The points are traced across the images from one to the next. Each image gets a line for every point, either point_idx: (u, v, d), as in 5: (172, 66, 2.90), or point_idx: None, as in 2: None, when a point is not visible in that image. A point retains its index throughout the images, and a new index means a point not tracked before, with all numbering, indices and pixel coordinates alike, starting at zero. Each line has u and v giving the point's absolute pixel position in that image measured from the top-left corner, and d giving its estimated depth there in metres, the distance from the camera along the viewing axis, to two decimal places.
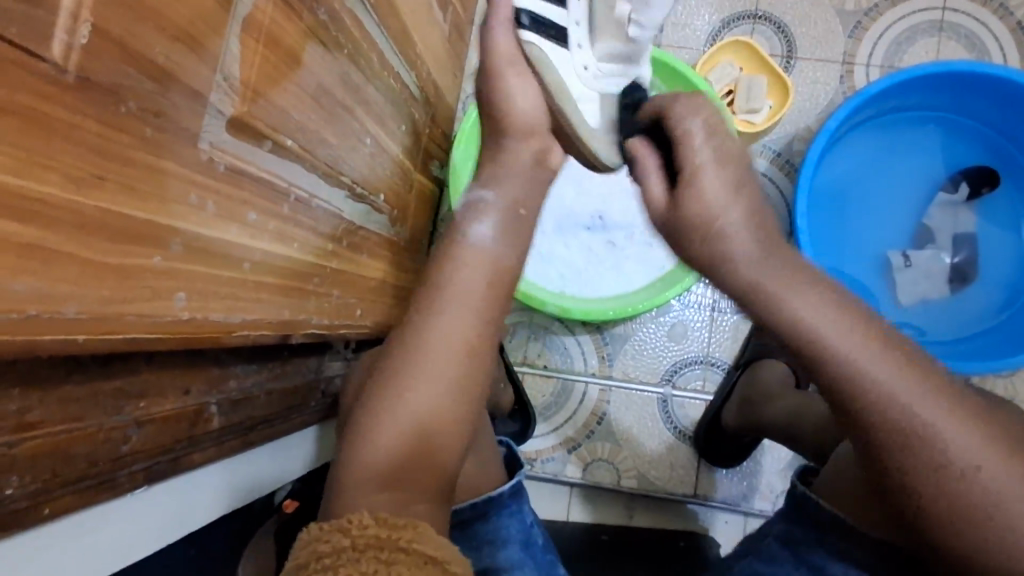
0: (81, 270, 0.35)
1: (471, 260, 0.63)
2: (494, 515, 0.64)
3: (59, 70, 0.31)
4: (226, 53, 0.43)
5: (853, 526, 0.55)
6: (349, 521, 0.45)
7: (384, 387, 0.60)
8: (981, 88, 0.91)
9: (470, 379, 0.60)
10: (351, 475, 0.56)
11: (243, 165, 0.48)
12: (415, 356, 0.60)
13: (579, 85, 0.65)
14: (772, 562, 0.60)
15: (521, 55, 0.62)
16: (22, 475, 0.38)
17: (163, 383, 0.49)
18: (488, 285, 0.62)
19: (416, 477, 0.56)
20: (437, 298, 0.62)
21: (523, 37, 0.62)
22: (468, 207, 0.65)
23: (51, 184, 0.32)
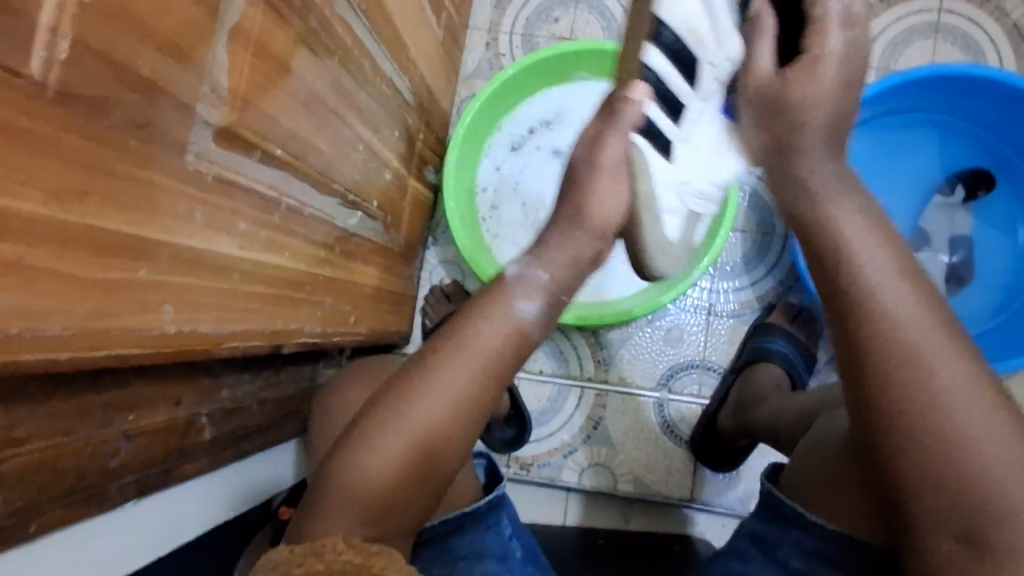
0: (65, 285, 0.34)
1: (499, 321, 0.59)
2: (470, 529, 0.62)
3: (41, 84, 0.30)
4: (214, 63, 0.43)
5: (833, 521, 0.54)
6: (321, 547, 0.45)
7: (383, 414, 0.55)
8: (979, 91, 0.91)
9: (456, 425, 0.56)
10: (340, 491, 0.54)
11: (232, 175, 0.48)
12: (414, 390, 0.56)
13: (670, 195, 0.65)
14: (744, 559, 0.60)
15: (626, 164, 0.60)
16: (9, 492, 0.37)
17: (154, 395, 0.49)
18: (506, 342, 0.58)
19: (389, 507, 0.54)
20: (461, 347, 0.57)
21: (635, 141, 0.59)
22: (519, 280, 0.61)
23: (32, 199, 0.31)
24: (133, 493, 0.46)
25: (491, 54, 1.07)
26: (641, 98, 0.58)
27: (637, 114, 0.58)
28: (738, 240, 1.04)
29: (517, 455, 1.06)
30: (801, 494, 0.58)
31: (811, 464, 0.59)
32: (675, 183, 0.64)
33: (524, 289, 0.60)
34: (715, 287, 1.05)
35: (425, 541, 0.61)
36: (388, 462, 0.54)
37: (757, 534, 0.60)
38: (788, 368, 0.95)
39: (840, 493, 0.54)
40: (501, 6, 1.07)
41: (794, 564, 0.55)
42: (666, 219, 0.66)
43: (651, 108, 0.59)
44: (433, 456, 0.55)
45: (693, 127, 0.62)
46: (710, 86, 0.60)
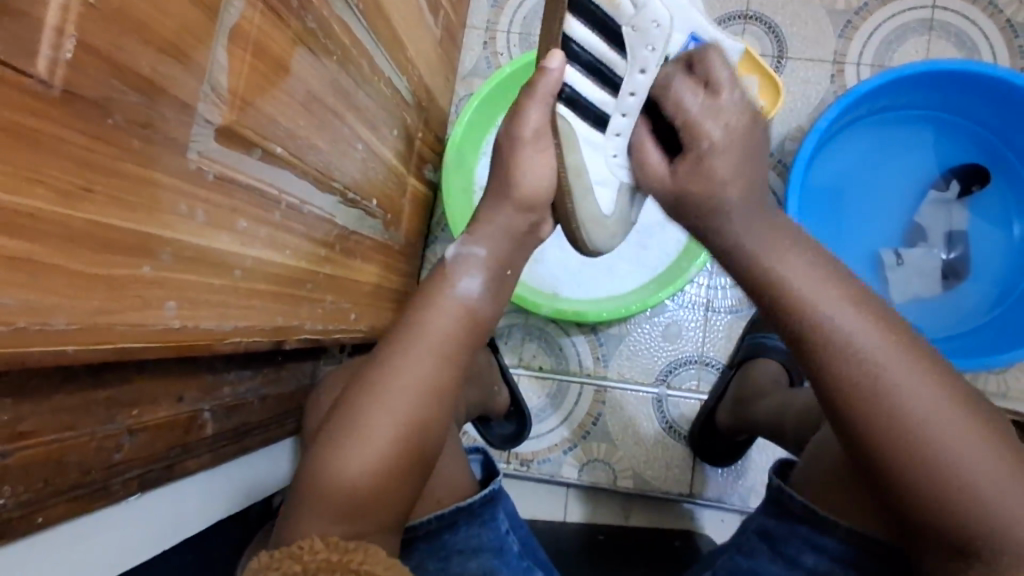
0: (70, 281, 0.35)
1: (447, 308, 0.60)
2: (465, 525, 0.63)
3: (44, 84, 0.31)
4: (213, 63, 0.44)
5: (844, 518, 0.54)
6: (298, 549, 0.45)
7: (349, 412, 0.57)
8: (973, 87, 0.92)
9: (427, 415, 0.57)
10: (326, 485, 0.54)
11: (233, 173, 0.49)
12: (381, 387, 0.57)
13: (601, 167, 0.65)
14: (752, 555, 0.60)
15: (552, 131, 0.61)
16: (14, 485, 0.38)
17: (156, 391, 0.49)
18: (460, 325, 0.60)
19: (376, 505, 0.55)
20: (411, 337, 0.59)
21: (560, 112, 0.61)
22: (458, 259, 0.63)
23: (37, 197, 0.32)
24: (136, 486, 0.47)
25: (488, 53, 1.08)
26: (557, 64, 0.58)
27: (554, 82, 0.58)
28: None
29: (517, 452, 1.07)
30: (803, 485, 0.58)
31: (816, 459, 0.59)
32: (605, 152, 0.64)
33: (463, 269, 0.62)
34: (713, 283, 1.06)
35: (416, 537, 0.62)
36: (368, 459, 0.54)
37: (767, 531, 0.59)
38: (786, 364, 0.95)
39: (849, 488, 0.54)
40: (498, 6, 1.08)
41: (806, 560, 0.56)
42: (600, 191, 0.65)
43: (572, 75, 0.59)
44: (415, 449, 0.56)
45: (633, 100, 0.61)
46: (643, 55, 0.58)
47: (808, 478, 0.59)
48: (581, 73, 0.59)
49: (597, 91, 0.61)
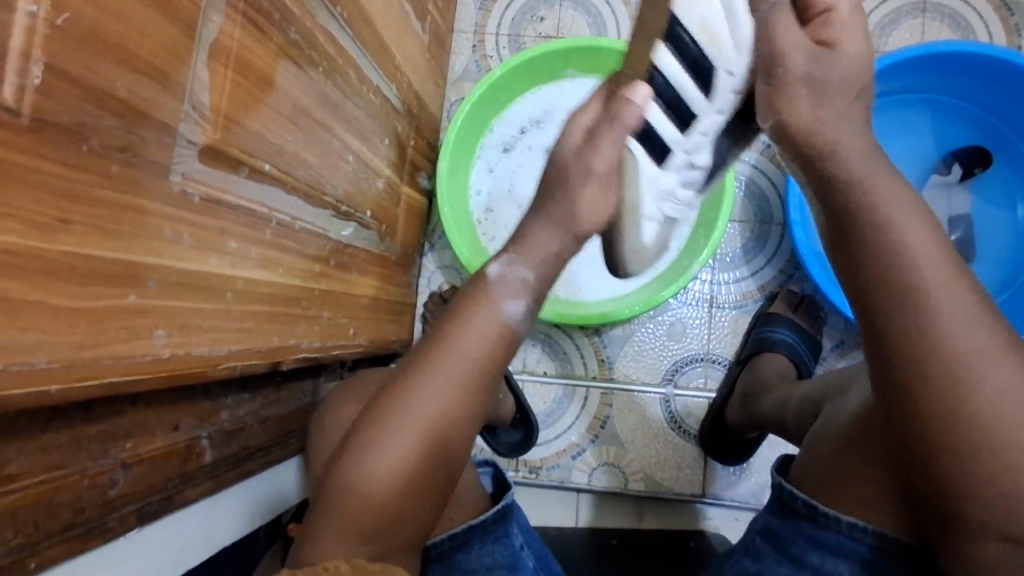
0: (50, 317, 0.34)
1: (485, 328, 0.56)
2: (478, 542, 0.61)
3: (12, 112, 0.29)
4: (194, 81, 0.42)
5: (850, 512, 0.52)
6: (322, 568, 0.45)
7: (372, 431, 0.54)
8: (973, 68, 0.90)
9: (454, 430, 0.55)
10: (344, 501, 0.53)
11: (220, 194, 0.47)
12: (405, 399, 0.54)
13: (651, 201, 0.59)
14: (758, 558, 0.59)
15: (617, 170, 0.56)
16: (2, 531, 0.36)
17: (150, 422, 0.48)
18: (496, 337, 0.56)
19: (397, 520, 0.54)
20: (448, 359, 0.55)
21: (630, 145, 0.55)
22: (501, 279, 0.58)
23: (11, 231, 0.30)
24: (134, 521, 0.46)
25: (477, 56, 1.06)
26: (642, 100, 0.53)
27: (636, 119, 0.53)
28: (736, 231, 1.04)
29: (525, 459, 1.05)
30: (805, 482, 0.57)
31: (816, 451, 0.57)
32: (660, 189, 0.58)
33: (510, 289, 0.58)
34: (716, 279, 1.04)
35: (432, 557, 0.61)
36: (390, 478, 0.53)
37: (771, 529, 0.58)
38: (794, 357, 0.94)
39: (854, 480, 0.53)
40: (485, 8, 1.06)
41: (812, 560, 0.54)
42: (644, 227, 0.61)
43: (655, 119, 0.54)
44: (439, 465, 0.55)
45: (702, 139, 0.56)
46: (727, 98, 0.53)
47: (816, 469, 0.56)
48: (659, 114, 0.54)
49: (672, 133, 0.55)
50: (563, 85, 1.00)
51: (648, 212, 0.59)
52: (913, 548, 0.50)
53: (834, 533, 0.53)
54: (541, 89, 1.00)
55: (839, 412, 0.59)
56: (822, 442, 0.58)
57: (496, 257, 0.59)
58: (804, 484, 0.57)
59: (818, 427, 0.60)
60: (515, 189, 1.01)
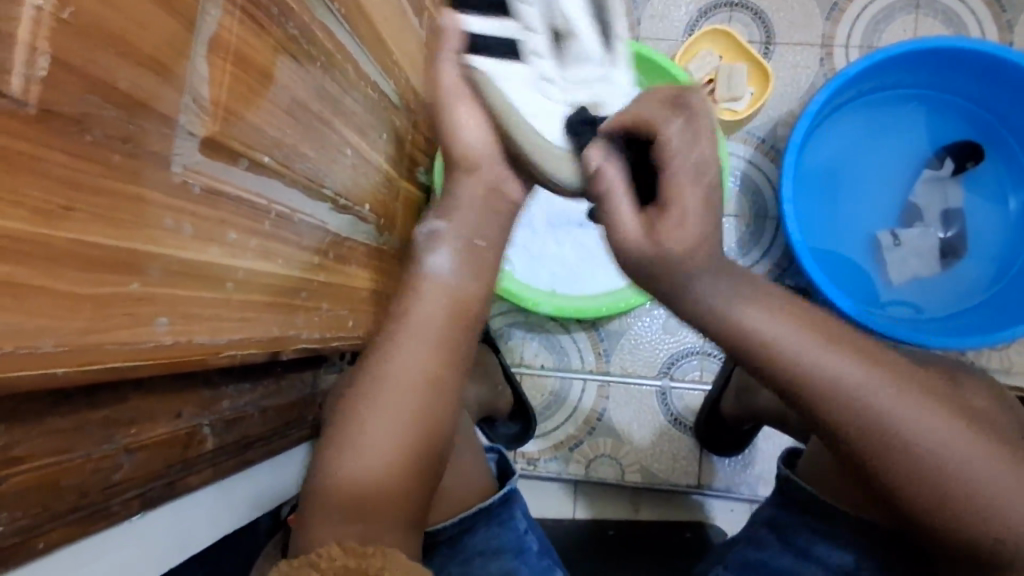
0: (55, 302, 0.35)
1: (429, 295, 0.58)
2: (483, 525, 0.63)
3: (20, 102, 0.31)
4: (194, 74, 0.43)
5: None
6: (317, 557, 0.46)
7: (347, 411, 0.56)
8: (963, 63, 0.91)
9: (432, 408, 0.57)
10: (336, 488, 0.54)
11: (220, 184, 0.48)
12: (382, 380, 0.56)
13: (526, 98, 0.60)
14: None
15: (468, 83, 0.61)
16: (11, 511, 0.37)
17: (153, 409, 0.49)
18: (451, 307, 0.59)
19: (389, 505, 0.55)
20: (398, 329, 0.58)
21: (472, 63, 0.60)
22: (428, 238, 0.62)
23: (18, 218, 0.31)
24: (137, 505, 0.47)
25: None
26: (456, 19, 0.60)
27: (456, 34, 0.60)
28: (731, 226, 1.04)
29: (523, 451, 1.06)
30: None
31: (812, 446, 0.59)
32: (533, 85, 0.61)
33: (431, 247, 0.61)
34: None
35: (439, 542, 0.61)
36: (364, 454, 0.54)
37: None
38: None
39: None
40: None
41: None
42: (540, 125, 0.61)
43: (478, 27, 0.59)
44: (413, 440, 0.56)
45: (531, 12, 0.58)
46: None
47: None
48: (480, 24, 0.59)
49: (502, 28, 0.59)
50: None
51: (534, 112, 0.61)
52: (877, 534, 0.53)
53: None
54: None
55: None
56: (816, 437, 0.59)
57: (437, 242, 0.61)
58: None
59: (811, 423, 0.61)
60: None
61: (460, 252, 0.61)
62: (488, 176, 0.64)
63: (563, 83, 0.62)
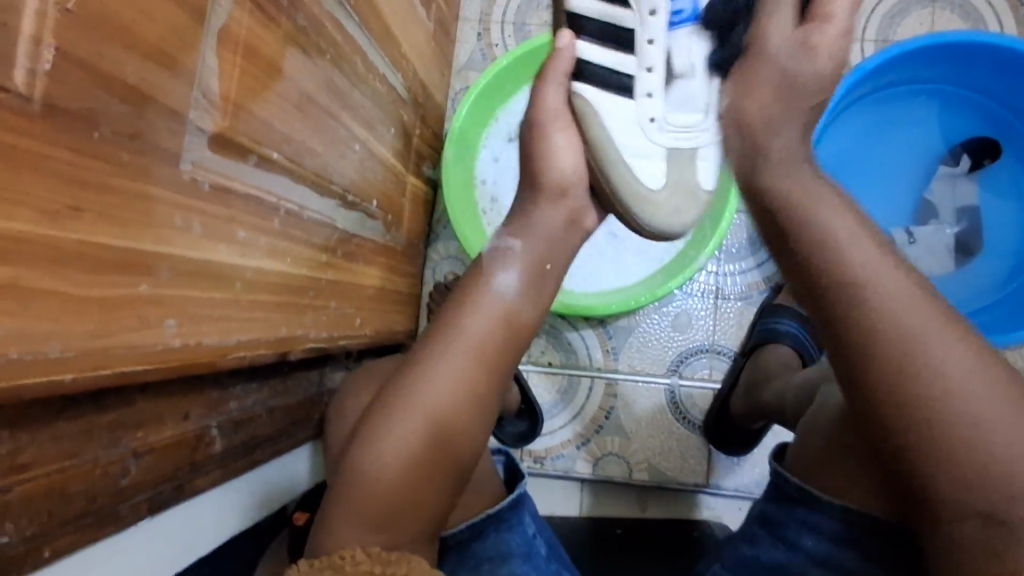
0: (63, 305, 0.33)
1: (487, 310, 0.58)
2: (494, 531, 0.62)
3: (24, 98, 0.29)
4: (203, 67, 0.42)
5: (838, 495, 0.53)
6: (338, 559, 0.46)
7: (383, 420, 0.54)
8: (982, 57, 0.89)
9: (466, 421, 0.55)
10: (356, 494, 0.53)
11: (229, 181, 0.47)
12: (419, 387, 0.55)
13: (632, 134, 0.61)
14: (754, 543, 0.59)
15: (569, 110, 0.61)
16: (17, 520, 0.36)
17: (161, 411, 0.48)
18: (503, 321, 0.58)
19: (407, 515, 0.53)
20: (453, 342, 0.56)
21: (577, 90, 0.60)
22: (494, 254, 0.61)
23: (24, 219, 0.30)
24: (146, 510, 0.46)
25: (482, 45, 1.05)
26: (566, 42, 0.59)
27: (566, 60, 0.59)
28: (742, 223, 1.03)
29: (529, 449, 1.05)
30: (800, 468, 0.57)
31: (808, 440, 0.58)
32: (640, 120, 0.60)
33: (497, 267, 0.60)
34: (722, 270, 1.04)
35: (450, 546, 0.60)
36: (399, 466, 0.53)
37: (765, 515, 0.58)
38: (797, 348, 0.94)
39: (849, 465, 0.52)
40: None
41: (804, 543, 0.54)
42: (637, 164, 0.61)
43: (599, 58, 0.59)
44: (451, 455, 0.55)
45: (652, 49, 0.58)
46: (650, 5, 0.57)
47: (813, 453, 0.56)
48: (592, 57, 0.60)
49: (608, 57, 0.59)
50: None
51: (632, 150, 0.61)
52: (887, 527, 0.50)
53: (823, 514, 0.53)
54: None
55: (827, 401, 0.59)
56: (815, 431, 0.58)
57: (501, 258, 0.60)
58: (801, 469, 0.56)
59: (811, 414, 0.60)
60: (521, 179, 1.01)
61: (528, 274, 0.60)
62: (574, 203, 0.62)
63: (666, 125, 0.60)
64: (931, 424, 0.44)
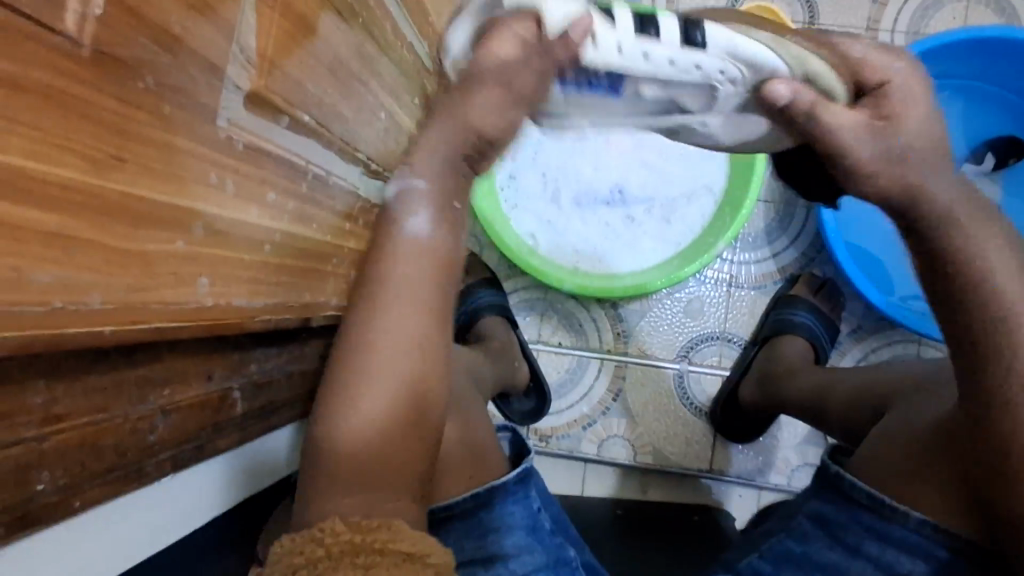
0: (104, 257, 0.33)
1: (407, 253, 0.53)
2: (498, 502, 0.61)
3: (74, 42, 0.28)
4: (242, 23, 0.41)
5: (920, 509, 0.53)
6: (320, 531, 0.46)
7: (345, 366, 0.53)
8: (1015, 54, 0.88)
9: (426, 371, 0.53)
10: (331, 458, 0.51)
11: (262, 142, 0.46)
12: (379, 340, 0.52)
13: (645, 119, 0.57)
14: (804, 539, 0.59)
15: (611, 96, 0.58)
16: (52, 469, 0.36)
17: (187, 369, 0.48)
18: (425, 248, 0.54)
19: (392, 475, 0.52)
20: (378, 293, 0.53)
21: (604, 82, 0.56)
22: (398, 199, 0.54)
23: (71, 166, 0.30)
24: (169, 467, 0.46)
25: None
26: None
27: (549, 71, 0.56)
28: (760, 212, 1.02)
29: (536, 428, 1.06)
30: (875, 474, 0.56)
31: (886, 448, 0.57)
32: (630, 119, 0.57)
33: (415, 205, 0.54)
34: (737, 259, 1.03)
35: (452, 515, 0.60)
36: (364, 421, 0.51)
37: (823, 516, 0.59)
38: (813, 342, 0.95)
39: (932, 484, 0.53)
40: None
41: (869, 549, 0.55)
42: None
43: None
44: (416, 405, 0.53)
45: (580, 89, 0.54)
46: None
47: (883, 464, 0.56)
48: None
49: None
50: None
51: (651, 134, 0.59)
52: (977, 546, 0.51)
53: (897, 524, 0.54)
54: None
55: (913, 415, 0.58)
56: (891, 442, 0.57)
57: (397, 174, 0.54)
58: (871, 478, 0.56)
59: (888, 424, 0.60)
60: (540, 157, 1.00)
61: (440, 208, 0.55)
62: None
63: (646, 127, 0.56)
64: None
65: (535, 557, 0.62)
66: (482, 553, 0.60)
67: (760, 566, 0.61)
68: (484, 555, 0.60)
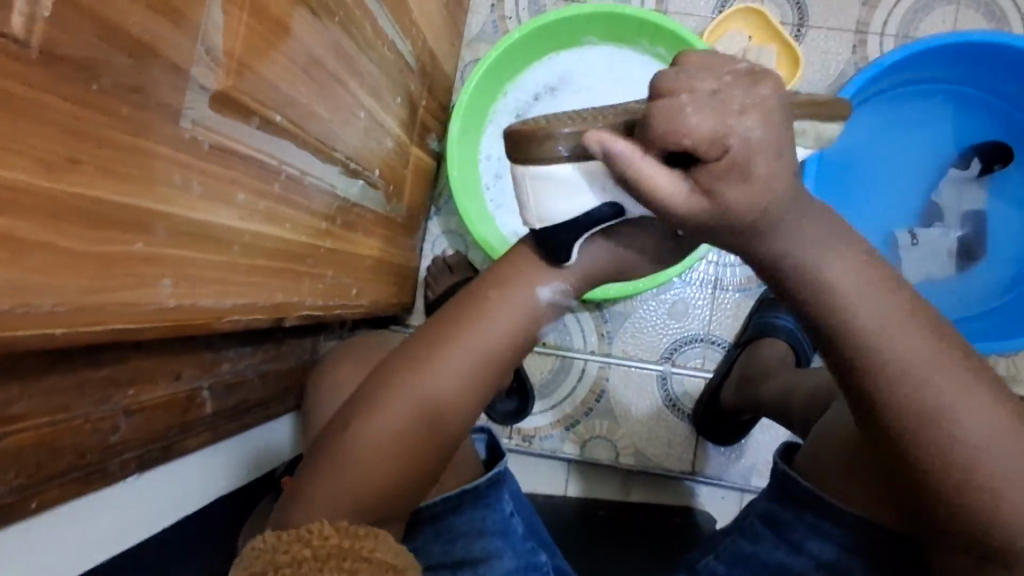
0: (58, 260, 0.33)
1: (505, 306, 0.58)
2: (469, 508, 0.62)
3: (22, 44, 0.28)
4: (208, 23, 0.41)
5: (854, 505, 0.53)
6: (306, 532, 0.46)
7: (394, 370, 0.57)
8: (998, 60, 0.88)
9: (463, 393, 0.57)
10: (337, 452, 0.54)
11: (230, 143, 0.46)
12: (436, 356, 0.56)
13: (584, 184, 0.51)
14: (756, 541, 0.60)
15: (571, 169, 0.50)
16: (6, 470, 0.36)
17: (153, 369, 0.48)
18: (514, 329, 0.58)
19: (386, 470, 0.54)
20: (466, 324, 0.57)
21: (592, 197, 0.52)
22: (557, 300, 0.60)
23: (21, 168, 0.30)
24: (134, 468, 0.46)
25: (495, 17, 1.04)
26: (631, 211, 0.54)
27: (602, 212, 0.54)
28: None
29: (519, 428, 1.06)
30: (821, 475, 0.56)
31: (828, 447, 0.57)
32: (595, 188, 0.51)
33: (546, 316, 0.60)
34: (722, 261, 1.04)
35: (422, 519, 0.61)
36: (393, 417, 0.55)
37: (772, 515, 0.59)
38: (794, 344, 0.95)
39: (872, 482, 0.52)
40: None
41: (813, 550, 0.55)
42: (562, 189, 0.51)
43: (630, 209, 0.54)
44: (438, 418, 0.55)
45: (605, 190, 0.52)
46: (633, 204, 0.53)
47: (827, 464, 0.56)
48: (590, 210, 0.53)
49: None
50: (581, 53, 0.99)
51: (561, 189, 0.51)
52: (903, 540, 0.51)
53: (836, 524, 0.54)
54: (558, 55, 0.98)
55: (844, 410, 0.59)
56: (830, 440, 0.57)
57: (546, 279, 0.59)
58: (812, 475, 0.57)
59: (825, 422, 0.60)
60: None
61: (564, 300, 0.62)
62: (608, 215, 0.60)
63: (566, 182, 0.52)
64: (931, 435, 0.43)
65: (507, 561, 0.61)
66: (449, 558, 0.61)
67: (716, 567, 0.61)
68: (453, 559, 0.61)
